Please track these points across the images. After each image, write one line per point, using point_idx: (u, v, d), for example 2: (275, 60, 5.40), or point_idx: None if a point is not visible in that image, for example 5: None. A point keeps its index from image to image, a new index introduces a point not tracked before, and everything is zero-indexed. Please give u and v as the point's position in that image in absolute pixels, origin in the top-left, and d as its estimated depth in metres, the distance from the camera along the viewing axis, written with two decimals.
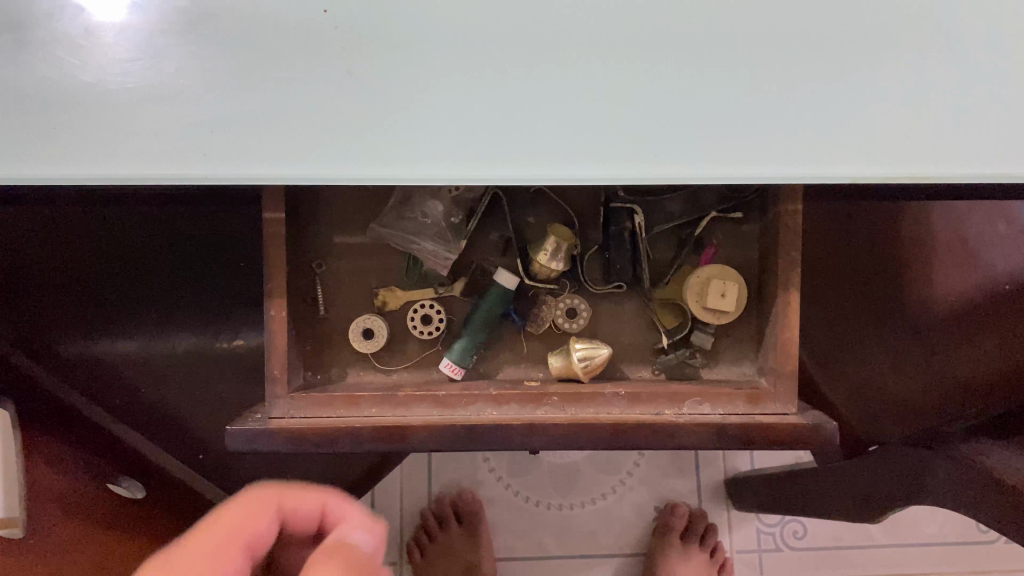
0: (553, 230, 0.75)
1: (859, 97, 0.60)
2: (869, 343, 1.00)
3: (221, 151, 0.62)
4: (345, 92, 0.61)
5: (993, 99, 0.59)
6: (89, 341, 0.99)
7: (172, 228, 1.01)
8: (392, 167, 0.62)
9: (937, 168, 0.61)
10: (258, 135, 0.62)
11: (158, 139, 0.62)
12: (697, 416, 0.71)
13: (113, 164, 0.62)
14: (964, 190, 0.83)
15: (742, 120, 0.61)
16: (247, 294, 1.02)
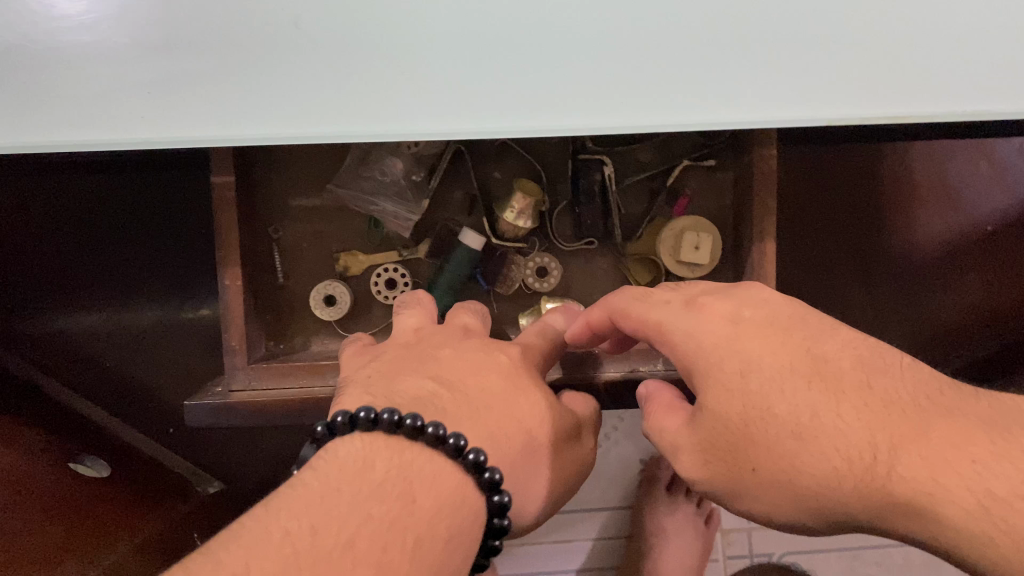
0: (520, 186, 0.71)
1: (838, 28, 0.56)
2: (881, 284, 0.99)
3: (170, 113, 0.58)
4: (289, 42, 0.57)
5: (983, 27, 0.56)
6: (55, 316, 0.97)
7: (125, 198, 0.95)
8: (329, 124, 0.59)
9: (921, 107, 0.58)
10: (201, 93, 0.58)
11: (96, 103, 0.58)
12: (672, 372, 0.69)
13: (52, 132, 0.58)
14: (951, 129, 0.80)
15: (718, 57, 0.57)
16: (206, 264, 0.97)
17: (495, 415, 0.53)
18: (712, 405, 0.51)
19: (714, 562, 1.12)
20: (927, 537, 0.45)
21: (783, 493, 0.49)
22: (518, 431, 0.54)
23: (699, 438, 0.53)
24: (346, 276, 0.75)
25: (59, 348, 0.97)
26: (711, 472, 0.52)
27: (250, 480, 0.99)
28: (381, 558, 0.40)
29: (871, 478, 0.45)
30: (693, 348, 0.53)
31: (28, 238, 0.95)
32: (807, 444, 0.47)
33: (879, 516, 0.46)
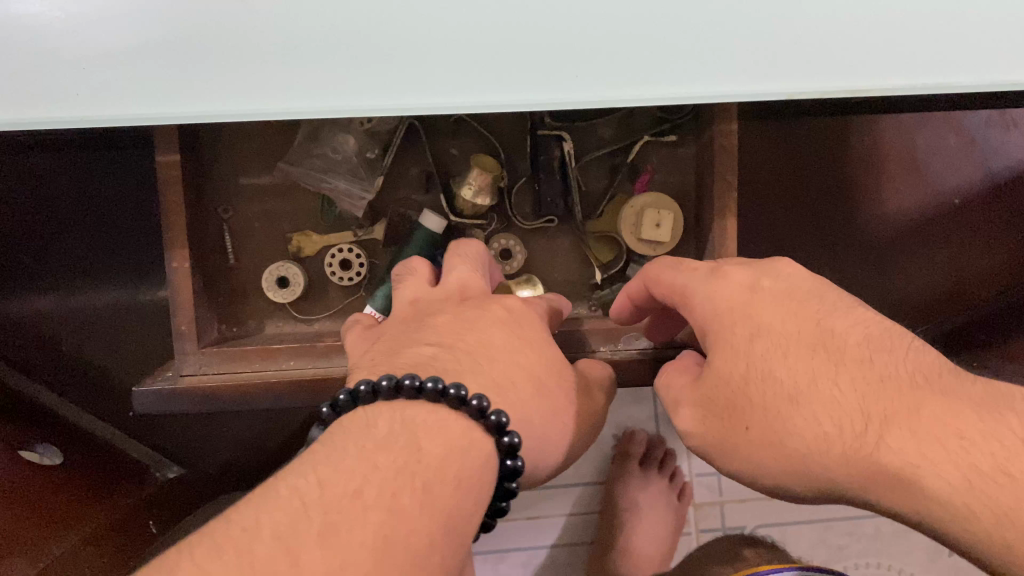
0: (476, 161, 0.70)
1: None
2: (864, 254, 0.99)
3: (99, 91, 0.55)
4: (223, 13, 0.54)
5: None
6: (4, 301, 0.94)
7: (69, 175, 0.92)
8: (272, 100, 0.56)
9: (880, 81, 0.56)
10: (133, 68, 0.55)
11: (18, 80, 0.54)
12: (633, 351, 0.68)
13: None
14: (917, 102, 0.79)
15: (672, 31, 0.55)
16: (155, 242, 0.95)
17: (501, 372, 0.52)
18: (718, 362, 0.51)
19: (687, 535, 1.12)
20: (904, 511, 0.45)
21: (772, 458, 0.49)
22: (527, 383, 0.53)
23: (699, 396, 0.53)
24: (300, 256, 0.73)
25: (10, 333, 0.94)
26: (705, 429, 0.53)
27: (213, 463, 0.97)
28: (406, 512, 0.40)
29: (861, 445, 0.45)
30: (709, 310, 0.52)
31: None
32: (805, 409, 0.47)
33: (863, 487, 0.46)
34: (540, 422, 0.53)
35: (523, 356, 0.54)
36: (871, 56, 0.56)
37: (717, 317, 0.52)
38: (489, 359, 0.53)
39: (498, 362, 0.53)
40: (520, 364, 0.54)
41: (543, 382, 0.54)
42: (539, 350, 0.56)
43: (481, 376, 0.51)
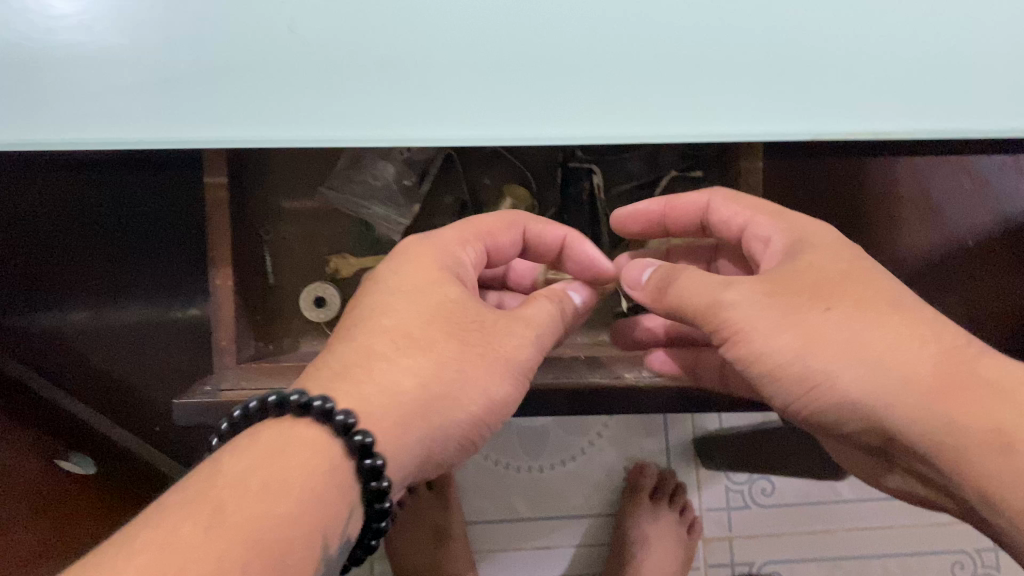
0: (510, 190, 0.75)
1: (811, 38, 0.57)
2: None
3: (162, 113, 0.60)
4: (282, 46, 0.58)
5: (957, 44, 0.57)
6: (42, 313, 0.97)
7: (115, 195, 0.96)
8: (320, 125, 0.60)
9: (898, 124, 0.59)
10: (194, 96, 0.60)
11: (91, 101, 0.60)
12: (660, 380, 0.70)
13: (46, 131, 0.61)
14: (931, 146, 0.82)
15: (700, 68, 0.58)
16: (196, 262, 0.97)
17: (436, 374, 0.52)
18: (813, 257, 0.54)
19: (697, 570, 1.12)
20: (950, 439, 0.48)
21: (850, 353, 0.50)
22: (461, 382, 0.53)
23: (769, 283, 0.53)
24: (336, 278, 0.76)
25: (47, 345, 0.97)
26: (769, 302, 0.52)
27: None
28: (235, 530, 0.41)
29: (957, 355, 0.50)
30: (819, 238, 0.56)
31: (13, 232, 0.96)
32: (893, 317, 0.51)
33: (919, 406, 0.49)
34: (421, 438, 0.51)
35: (468, 351, 0.54)
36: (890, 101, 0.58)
37: (816, 234, 0.57)
38: (435, 352, 0.53)
39: (444, 356, 0.53)
40: (421, 367, 0.52)
41: (447, 388, 0.52)
42: (495, 340, 0.55)
43: (405, 386, 0.51)
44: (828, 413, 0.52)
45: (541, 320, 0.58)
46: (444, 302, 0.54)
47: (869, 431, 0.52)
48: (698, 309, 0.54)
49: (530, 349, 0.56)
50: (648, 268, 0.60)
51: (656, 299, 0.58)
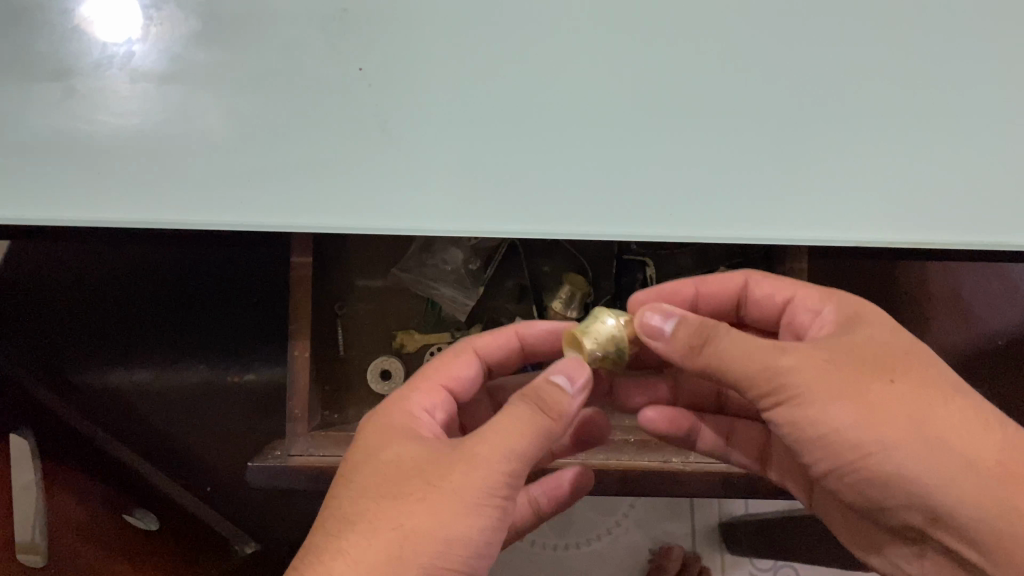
0: (569, 279, 0.80)
1: (824, 164, 0.68)
2: None
3: (262, 199, 0.67)
4: (379, 146, 0.69)
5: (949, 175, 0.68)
6: (106, 373, 0.97)
7: (197, 267, 0.97)
8: (404, 220, 0.68)
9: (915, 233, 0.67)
10: (293, 185, 0.68)
11: (200, 186, 0.68)
12: (705, 464, 0.75)
13: (154, 211, 0.67)
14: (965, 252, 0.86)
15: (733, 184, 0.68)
16: (268, 337, 0.98)
17: (384, 547, 0.48)
18: (870, 330, 0.58)
19: None
20: (1001, 525, 0.52)
21: (914, 428, 0.53)
22: (420, 545, 0.48)
23: (827, 350, 0.56)
24: (402, 353, 0.81)
25: (109, 405, 0.97)
26: (836, 368, 0.55)
27: (277, 543, 1.01)
28: None
29: (1015, 444, 0.54)
30: (859, 321, 0.60)
31: (89, 293, 0.97)
32: (951, 398, 0.55)
33: (973, 485, 0.53)
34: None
35: (417, 512, 0.49)
36: (901, 215, 0.67)
37: (871, 312, 0.60)
38: (376, 526, 0.49)
39: (392, 524, 0.48)
40: (365, 516, 0.49)
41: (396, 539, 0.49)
42: (451, 485, 0.49)
43: (349, 567, 0.47)
44: (877, 480, 0.55)
45: (510, 432, 0.51)
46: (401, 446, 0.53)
47: (911, 506, 0.55)
48: (748, 376, 0.55)
49: (497, 475, 0.50)
50: (670, 316, 0.58)
51: (688, 354, 0.57)
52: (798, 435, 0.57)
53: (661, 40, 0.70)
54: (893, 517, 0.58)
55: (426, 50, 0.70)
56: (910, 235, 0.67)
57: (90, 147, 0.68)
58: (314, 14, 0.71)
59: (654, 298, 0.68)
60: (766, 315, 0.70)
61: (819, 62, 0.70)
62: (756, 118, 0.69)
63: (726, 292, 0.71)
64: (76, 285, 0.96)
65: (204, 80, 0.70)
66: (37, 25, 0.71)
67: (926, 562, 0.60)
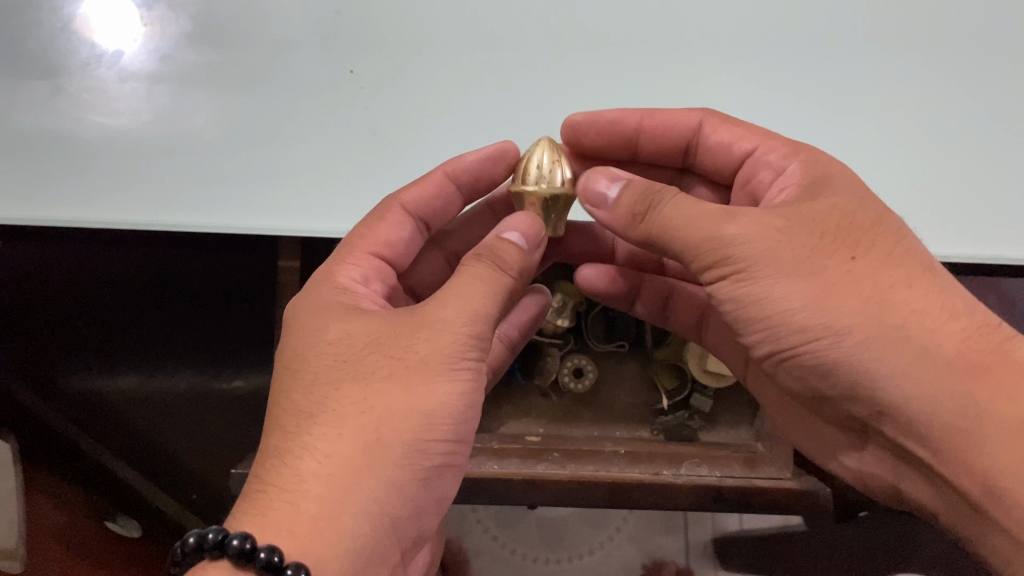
0: (561, 288, 0.81)
1: None
2: None
3: (253, 203, 0.66)
4: (368, 150, 0.68)
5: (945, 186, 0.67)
6: (87, 377, 0.90)
7: (181, 272, 0.92)
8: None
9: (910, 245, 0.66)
10: (284, 188, 0.67)
11: (191, 188, 0.67)
12: (694, 476, 0.73)
13: (144, 212, 0.66)
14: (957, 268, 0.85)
15: None
16: (256, 346, 0.95)
17: (356, 438, 0.41)
18: (834, 199, 0.47)
19: None
20: (957, 415, 0.42)
21: (881, 291, 0.43)
22: (395, 426, 0.42)
23: (787, 215, 0.45)
24: None
25: (90, 409, 0.90)
26: (796, 236, 0.44)
27: None
28: None
29: (983, 335, 0.43)
30: (818, 174, 0.50)
31: (73, 298, 0.89)
32: (917, 279, 0.44)
33: (930, 378, 0.42)
34: (320, 527, 0.40)
35: (387, 394, 0.42)
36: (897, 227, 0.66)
37: (844, 172, 0.50)
38: (344, 417, 0.42)
39: (360, 414, 0.42)
40: (306, 429, 0.42)
41: (361, 454, 0.41)
42: (420, 356, 0.43)
43: (322, 467, 0.41)
44: (825, 366, 0.45)
45: (471, 291, 0.45)
46: (320, 347, 0.45)
47: (857, 398, 0.46)
48: (690, 245, 0.45)
49: (462, 331, 0.44)
50: (617, 181, 0.49)
51: (630, 223, 0.48)
52: (740, 311, 0.46)
53: (657, 42, 0.70)
54: (835, 408, 0.49)
55: (419, 51, 0.70)
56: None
57: (80, 146, 0.67)
58: (308, 14, 0.70)
59: (593, 132, 0.60)
60: (720, 167, 0.60)
61: (814, 68, 0.69)
62: (747, 122, 0.68)
63: (680, 130, 0.59)
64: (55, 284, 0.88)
65: (196, 80, 0.69)
66: (26, 20, 0.70)
67: (867, 462, 0.52)
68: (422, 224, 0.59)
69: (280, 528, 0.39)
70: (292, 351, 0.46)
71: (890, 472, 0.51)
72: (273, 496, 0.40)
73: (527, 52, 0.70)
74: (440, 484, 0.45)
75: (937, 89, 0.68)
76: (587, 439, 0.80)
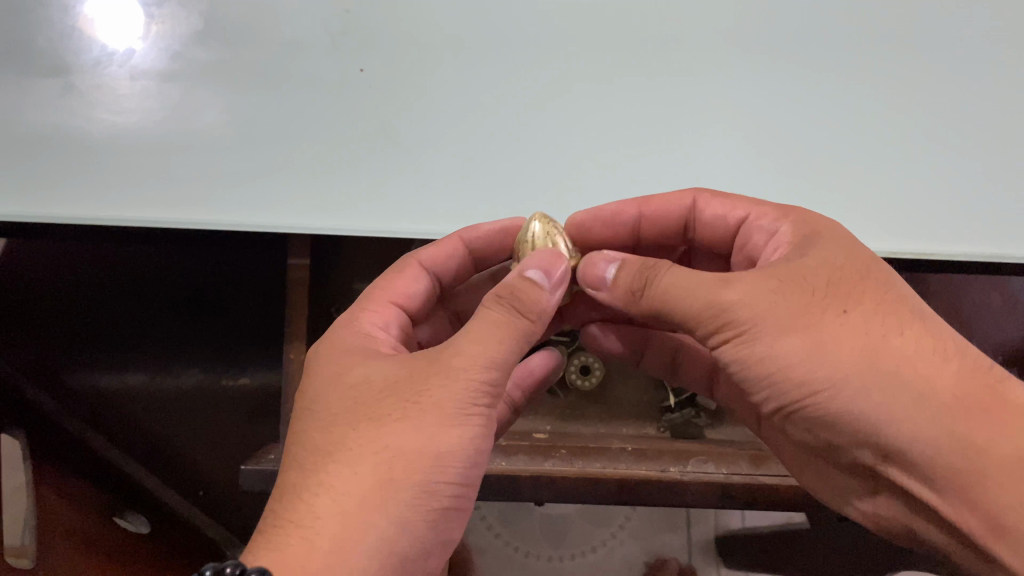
0: None
1: (818, 172, 0.68)
2: None
3: (264, 200, 0.67)
4: (378, 147, 0.68)
5: (947, 183, 0.68)
6: (97, 375, 0.90)
7: (188, 268, 0.94)
8: (404, 220, 0.68)
9: (914, 245, 0.67)
10: (295, 186, 0.67)
11: (201, 186, 0.67)
12: (701, 473, 0.74)
13: (154, 210, 0.67)
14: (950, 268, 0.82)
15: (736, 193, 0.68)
16: (264, 341, 0.97)
17: (367, 477, 0.41)
18: (826, 253, 0.46)
19: None
20: (955, 455, 0.41)
21: (870, 354, 0.42)
22: (405, 465, 0.42)
23: (776, 277, 0.44)
24: None
25: (100, 406, 0.89)
26: (786, 299, 0.43)
27: None
28: None
29: (977, 374, 0.42)
30: (808, 231, 0.49)
31: (83, 293, 0.89)
32: (909, 326, 0.43)
33: (927, 422, 0.41)
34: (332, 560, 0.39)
35: (399, 433, 0.42)
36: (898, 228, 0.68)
37: (833, 228, 0.49)
38: (358, 457, 0.42)
39: (374, 453, 0.42)
40: (324, 461, 0.42)
41: (376, 486, 0.41)
42: (434, 396, 0.43)
43: (332, 506, 0.41)
44: (822, 417, 0.44)
45: (489, 337, 0.44)
46: (337, 390, 0.45)
47: (861, 443, 0.44)
48: (689, 311, 0.45)
49: (472, 378, 0.43)
50: (614, 262, 0.50)
51: (632, 300, 0.49)
52: (744, 373, 0.45)
53: (662, 40, 0.70)
54: (842, 454, 0.46)
55: (426, 51, 0.70)
56: (913, 245, 0.67)
57: (89, 143, 0.67)
58: (316, 13, 0.71)
59: (595, 227, 0.60)
60: (715, 240, 0.59)
61: (819, 68, 0.70)
62: (752, 122, 0.69)
63: (673, 213, 0.60)
64: (69, 285, 0.88)
65: (204, 78, 0.69)
66: (35, 20, 0.70)
67: (881, 505, 0.49)
68: (434, 277, 0.60)
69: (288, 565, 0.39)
70: (312, 392, 0.47)
71: (903, 515, 0.48)
72: (283, 530, 0.40)
73: (535, 52, 0.70)
74: (450, 529, 0.44)
75: (940, 90, 0.69)
76: (594, 437, 0.80)
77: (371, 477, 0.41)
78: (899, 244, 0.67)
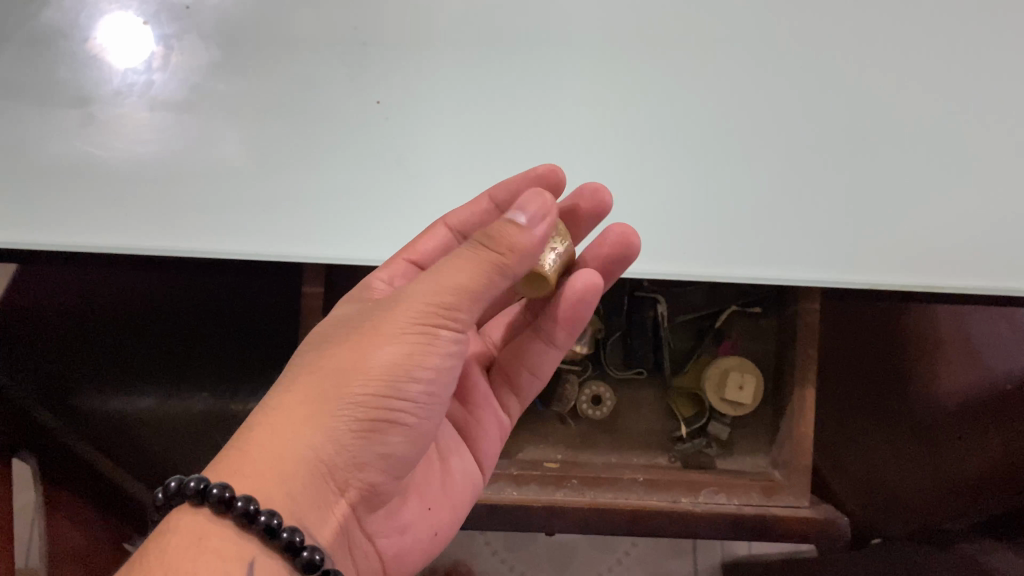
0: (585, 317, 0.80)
1: (833, 206, 0.69)
2: (874, 442, 0.86)
3: (294, 230, 0.68)
4: (392, 176, 0.69)
5: (960, 216, 0.68)
6: (107, 399, 0.86)
7: (212, 296, 0.89)
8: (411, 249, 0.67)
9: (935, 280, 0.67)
10: (320, 219, 0.68)
11: (225, 215, 0.68)
12: (713, 505, 0.74)
13: (181, 238, 0.67)
14: (964, 298, 0.75)
15: (757, 225, 0.68)
16: (271, 364, 0.89)
17: (302, 397, 0.45)
18: None
19: None
20: None
21: None
22: (350, 389, 0.45)
23: None
24: None
25: (110, 433, 0.85)
26: None
27: None
28: None
29: None
30: None
31: (98, 316, 0.87)
32: None
33: None
34: (250, 471, 0.43)
35: (338, 358, 0.46)
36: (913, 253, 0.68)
37: None
38: (300, 381, 0.46)
39: (312, 379, 0.46)
40: (281, 390, 0.46)
41: (313, 402, 0.45)
42: (385, 321, 0.46)
43: (271, 422, 0.45)
44: None
45: (448, 282, 0.45)
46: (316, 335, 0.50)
47: None
48: None
49: (411, 313, 0.46)
50: None
51: None
52: None
53: (672, 77, 0.72)
54: None
55: (442, 83, 0.71)
56: (928, 278, 0.67)
57: (107, 171, 0.68)
58: (335, 45, 0.72)
59: None
60: None
61: (827, 104, 0.71)
62: (764, 158, 0.70)
63: None
64: (73, 300, 0.86)
65: (224, 108, 0.70)
66: (58, 51, 0.72)
67: None
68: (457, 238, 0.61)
69: (219, 468, 0.43)
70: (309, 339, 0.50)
71: None
72: (227, 451, 0.44)
73: (548, 87, 0.72)
74: (390, 445, 0.48)
75: (947, 127, 0.70)
76: (605, 466, 0.80)
77: (309, 398, 0.45)
78: (909, 276, 0.67)
